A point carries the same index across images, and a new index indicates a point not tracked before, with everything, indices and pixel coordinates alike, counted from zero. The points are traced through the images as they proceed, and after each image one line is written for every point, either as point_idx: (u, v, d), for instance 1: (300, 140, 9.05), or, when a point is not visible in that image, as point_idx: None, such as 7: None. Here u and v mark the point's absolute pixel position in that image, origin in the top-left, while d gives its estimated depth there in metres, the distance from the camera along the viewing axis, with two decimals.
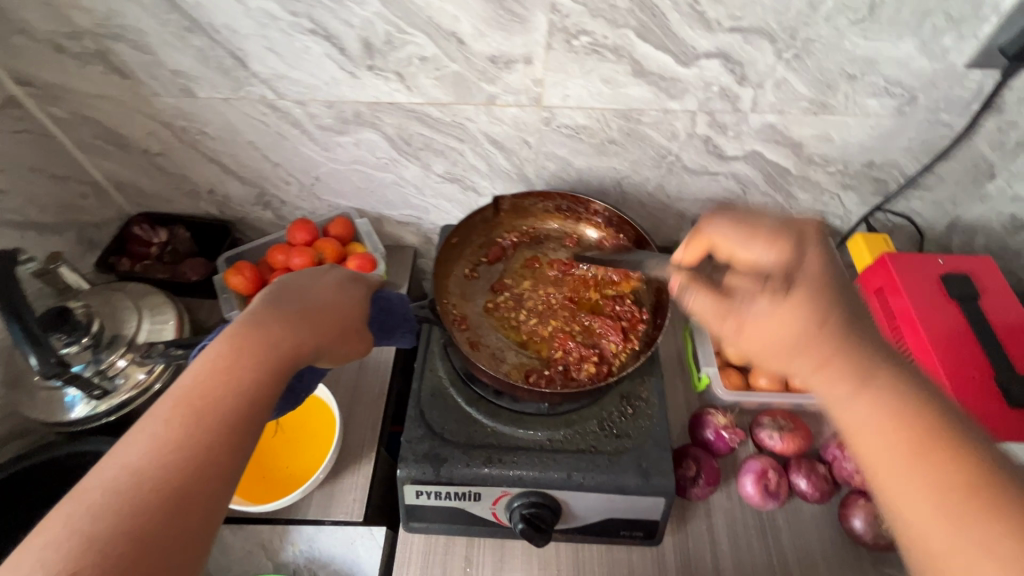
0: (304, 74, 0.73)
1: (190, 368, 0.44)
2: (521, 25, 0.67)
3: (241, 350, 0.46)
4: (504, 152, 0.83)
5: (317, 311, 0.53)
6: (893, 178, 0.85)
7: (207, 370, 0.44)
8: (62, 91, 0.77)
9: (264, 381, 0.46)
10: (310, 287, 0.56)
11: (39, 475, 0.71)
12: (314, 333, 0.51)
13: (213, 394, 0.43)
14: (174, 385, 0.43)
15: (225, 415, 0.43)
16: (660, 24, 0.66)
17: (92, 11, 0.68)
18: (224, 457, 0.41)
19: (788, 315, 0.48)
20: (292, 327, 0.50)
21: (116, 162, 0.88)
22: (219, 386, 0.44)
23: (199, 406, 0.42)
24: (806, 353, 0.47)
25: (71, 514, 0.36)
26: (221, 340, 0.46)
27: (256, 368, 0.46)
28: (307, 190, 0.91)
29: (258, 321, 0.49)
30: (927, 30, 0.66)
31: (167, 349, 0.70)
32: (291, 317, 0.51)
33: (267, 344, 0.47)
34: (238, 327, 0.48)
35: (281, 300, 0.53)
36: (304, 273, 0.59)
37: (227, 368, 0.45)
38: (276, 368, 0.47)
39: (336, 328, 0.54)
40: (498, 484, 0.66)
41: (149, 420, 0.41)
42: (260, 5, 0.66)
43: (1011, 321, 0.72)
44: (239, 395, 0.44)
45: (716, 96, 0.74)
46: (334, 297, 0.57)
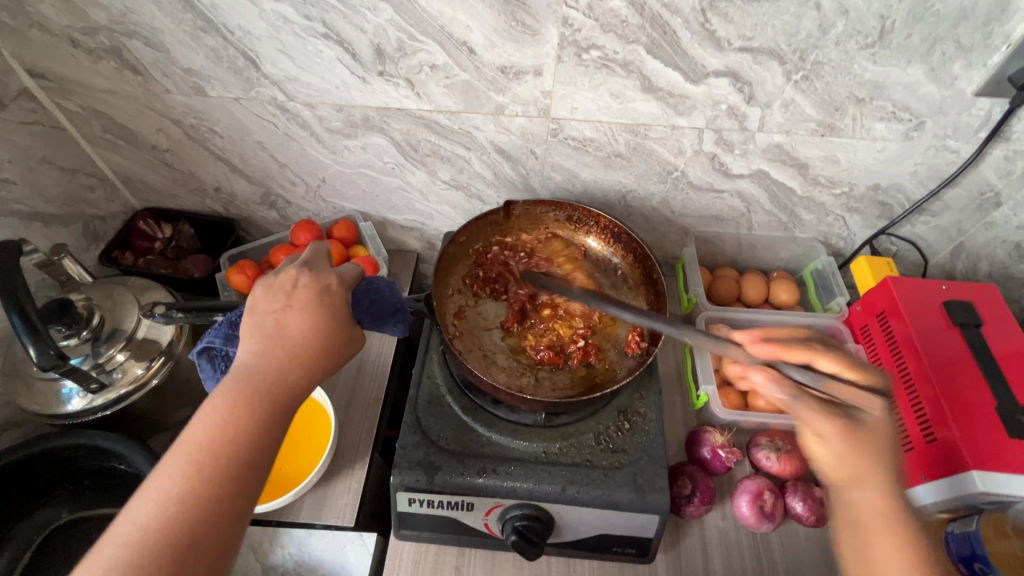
0: (315, 77, 0.74)
1: (192, 424, 0.48)
2: (532, 38, 0.67)
3: (239, 403, 0.50)
4: (511, 162, 0.83)
5: (303, 344, 0.54)
6: (898, 203, 0.85)
7: (210, 426, 0.48)
8: (74, 85, 0.78)
9: (264, 427, 0.50)
10: (287, 314, 0.56)
11: (29, 466, 0.70)
12: (304, 370, 0.54)
13: (217, 447, 0.47)
14: (181, 439, 0.47)
15: (227, 464, 0.47)
16: (670, 41, 0.67)
17: (109, 8, 0.69)
18: (233, 501, 0.46)
19: (872, 435, 0.57)
20: (283, 371, 0.53)
21: (124, 156, 0.88)
22: (221, 439, 0.48)
23: (204, 458, 0.46)
24: (870, 465, 0.55)
25: (88, 567, 0.40)
26: (223, 393, 0.50)
27: (256, 417, 0.50)
28: (313, 192, 0.92)
29: (252, 370, 0.52)
30: (936, 57, 0.66)
31: (167, 311, 0.64)
32: (281, 357, 0.53)
33: (262, 393, 0.51)
34: (233, 379, 0.51)
35: (267, 340, 0.54)
36: (277, 290, 0.58)
37: (227, 421, 0.48)
38: (275, 412, 0.51)
39: (323, 357, 0.55)
40: (491, 495, 0.66)
41: (158, 475, 0.45)
42: (275, 8, 0.67)
43: (1012, 350, 0.71)
44: (240, 445, 0.48)
45: (723, 114, 0.74)
46: (314, 320, 0.56)
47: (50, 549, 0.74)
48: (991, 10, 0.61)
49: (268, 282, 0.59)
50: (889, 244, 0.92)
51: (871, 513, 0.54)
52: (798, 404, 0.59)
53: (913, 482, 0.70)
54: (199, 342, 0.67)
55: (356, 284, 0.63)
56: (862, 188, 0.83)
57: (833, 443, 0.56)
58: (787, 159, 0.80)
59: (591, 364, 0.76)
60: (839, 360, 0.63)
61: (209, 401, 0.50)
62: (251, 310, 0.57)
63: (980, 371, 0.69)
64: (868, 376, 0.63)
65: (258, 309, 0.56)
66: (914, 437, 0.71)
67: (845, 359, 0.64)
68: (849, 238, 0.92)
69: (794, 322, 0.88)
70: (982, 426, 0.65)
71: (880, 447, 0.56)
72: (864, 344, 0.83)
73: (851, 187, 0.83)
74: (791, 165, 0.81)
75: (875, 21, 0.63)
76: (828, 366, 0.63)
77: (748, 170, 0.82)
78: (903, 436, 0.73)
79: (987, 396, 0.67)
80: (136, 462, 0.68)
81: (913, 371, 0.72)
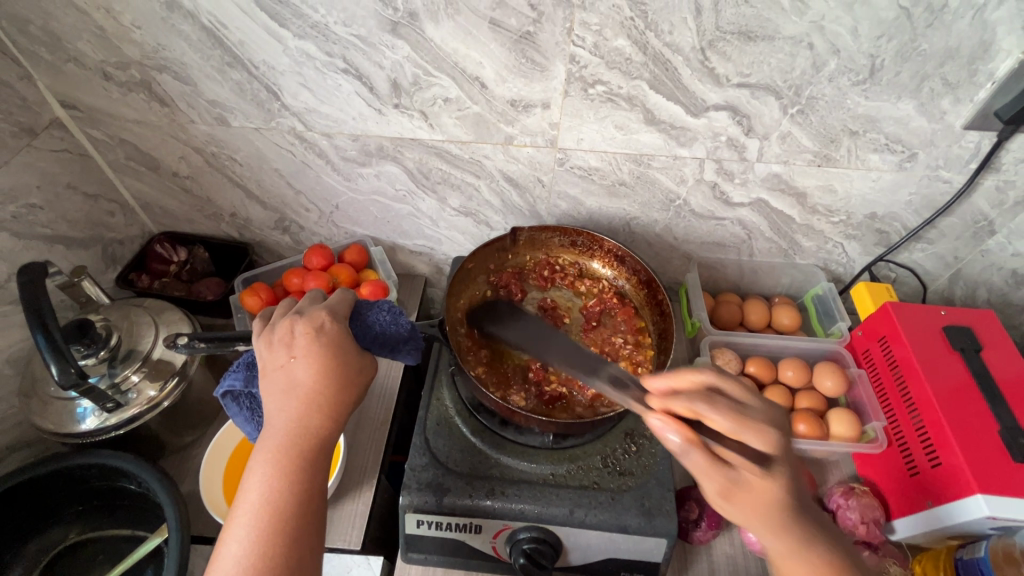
0: (334, 109, 0.78)
1: (246, 489, 0.52)
2: (541, 73, 0.71)
3: (278, 465, 0.53)
4: (519, 190, 0.86)
5: (317, 391, 0.56)
6: (895, 231, 0.87)
7: (259, 491, 0.51)
8: (102, 115, 0.82)
9: (305, 480, 0.53)
10: (295, 366, 0.56)
11: (41, 486, 0.71)
12: (325, 417, 0.55)
13: (269, 509, 0.51)
14: (241, 506, 0.51)
15: (288, 518, 0.51)
16: (672, 77, 0.70)
17: (141, 45, 0.73)
18: (294, 556, 0.49)
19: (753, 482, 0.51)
20: (306, 419, 0.55)
21: (146, 183, 0.92)
22: (271, 501, 0.51)
23: (266, 517, 0.50)
24: (766, 522, 0.51)
25: None
26: (263, 455, 0.53)
27: (300, 468, 0.53)
28: (326, 217, 0.95)
29: (280, 429, 0.54)
30: (925, 92, 0.70)
31: (189, 341, 0.65)
32: (301, 410, 0.55)
33: (294, 449, 0.54)
34: (266, 441, 0.54)
35: (284, 396, 0.55)
36: (278, 345, 0.58)
37: (272, 483, 0.52)
38: (313, 458, 0.54)
39: (339, 400, 0.57)
40: (500, 517, 0.66)
41: (229, 542, 0.49)
42: (299, 46, 0.71)
43: (1015, 376, 0.72)
44: (293, 497, 0.52)
45: (723, 145, 0.78)
46: (322, 366, 0.56)
47: (59, 569, 0.74)
48: (975, 50, 0.65)
49: (268, 338, 0.59)
50: (887, 271, 0.94)
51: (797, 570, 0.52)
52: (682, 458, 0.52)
53: (921, 507, 0.70)
54: (221, 386, 0.64)
55: (348, 315, 0.63)
56: (859, 217, 0.86)
57: (730, 504, 0.51)
58: (786, 188, 0.83)
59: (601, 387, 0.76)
60: (733, 413, 0.52)
61: (253, 466, 0.53)
62: (262, 370, 0.57)
63: (981, 397, 0.70)
64: (767, 433, 0.52)
65: (267, 367, 0.57)
66: (919, 461, 0.71)
67: (741, 409, 0.53)
68: (849, 265, 0.94)
69: (794, 347, 0.90)
70: (986, 452, 0.66)
71: (768, 510, 0.51)
72: (867, 369, 0.84)
73: (849, 215, 0.86)
74: (789, 194, 0.84)
75: (865, 60, 0.67)
76: (719, 421, 0.51)
77: (748, 199, 0.85)
78: (908, 461, 0.73)
79: (990, 420, 0.68)
80: (146, 480, 0.69)
81: (916, 396, 0.73)
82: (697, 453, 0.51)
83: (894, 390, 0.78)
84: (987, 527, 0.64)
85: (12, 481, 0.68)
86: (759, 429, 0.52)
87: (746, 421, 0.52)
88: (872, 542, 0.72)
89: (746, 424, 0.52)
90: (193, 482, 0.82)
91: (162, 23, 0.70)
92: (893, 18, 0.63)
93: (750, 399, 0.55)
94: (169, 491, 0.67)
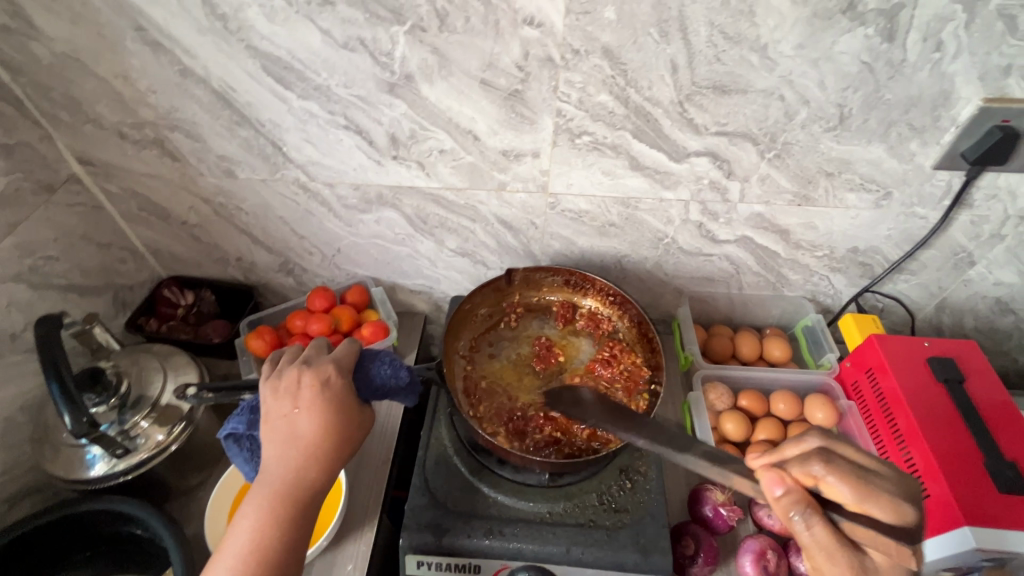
0: (335, 161, 0.82)
1: (238, 529, 0.55)
2: (530, 126, 0.76)
3: (269, 514, 0.56)
4: (513, 232, 0.90)
5: (315, 447, 0.58)
6: (878, 263, 0.90)
7: (247, 537, 0.55)
8: (117, 170, 0.86)
9: (292, 532, 0.56)
10: (297, 419, 0.59)
11: (53, 532, 0.73)
12: (321, 471, 0.58)
13: (254, 558, 0.54)
14: (231, 545, 0.55)
15: (271, 564, 0.54)
16: (653, 127, 0.75)
17: (156, 107, 0.78)
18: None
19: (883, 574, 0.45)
20: (302, 470, 0.57)
21: (156, 232, 0.96)
22: (259, 551, 0.54)
23: (252, 561, 0.54)
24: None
25: None
26: (258, 500, 0.56)
27: (289, 517, 0.56)
28: (328, 260, 0.98)
29: (274, 478, 0.57)
30: (893, 137, 0.73)
31: (198, 392, 0.69)
32: (297, 461, 0.57)
33: (287, 500, 0.56)
34: (261, 488, 0.57)
35: (283, 446, 0.58)
36: (284, 394, 0.60)
37: (260, 533, 0.55)
38: (304, 507, 0.57)
39: (336, 455, 0.59)
40: (498, 556, 0.68)
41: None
42: (303, 105, 0.76)
43: (998, 406, 0.74)
44: (278, 543, 0.55)
45: (706, 188, 0.81)
46: (323, 421, 0.59)
47: None
48: (937, 98, 0.69)
49: (275, 385, 0.61)
50: (874, 301, 0.97)
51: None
52: (803, 537, 0.46)
53: None
54: (225, 427, 0.66)
55: (352, 366, 0.65)
56: (842, 251, 0.89)
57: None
58: (769, 226, 0.86)
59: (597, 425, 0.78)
60: (862, 484, 0.47)
61: (247, 509, 0.56)
62: (266, 416, 0.60)
63: (966, 427, 0.72)
64: (900, 508, 0.46)
65: (271, 414, 0.60)
66: None
67: (869, 480, 0.47)
68: (836, 296, 0.97)
69: (786, 379, 0.92)
70: (972, 482, 0.67)
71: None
72: (857, 402, 0.86)
73: (832, 250, 0.89)
74: (773, 232, 0.87)
75: (834, 109, 0.71)
76: (841, 490, 0.47)
77: (734, 236, 0.88)
78: None
79: (975, 451, 0.70)
80: (153, 526, 0.71)
81: (905, 428, 0.75)
82: (811, 532, 0.46)
83: (883, 423, 0.79)
84: (978, 559, 0.65)
85: (29, 525, 0.71)
86: (894, 503, 0.46)
87: (887, 498, 0.46)
88: None
89: (878, 496, 0.46)
90: (198, 525, 0.83)
91: (176, 87, 0.75)
92: (856, 71, 0.67)
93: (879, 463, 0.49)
94: (176, 536, 0.69)
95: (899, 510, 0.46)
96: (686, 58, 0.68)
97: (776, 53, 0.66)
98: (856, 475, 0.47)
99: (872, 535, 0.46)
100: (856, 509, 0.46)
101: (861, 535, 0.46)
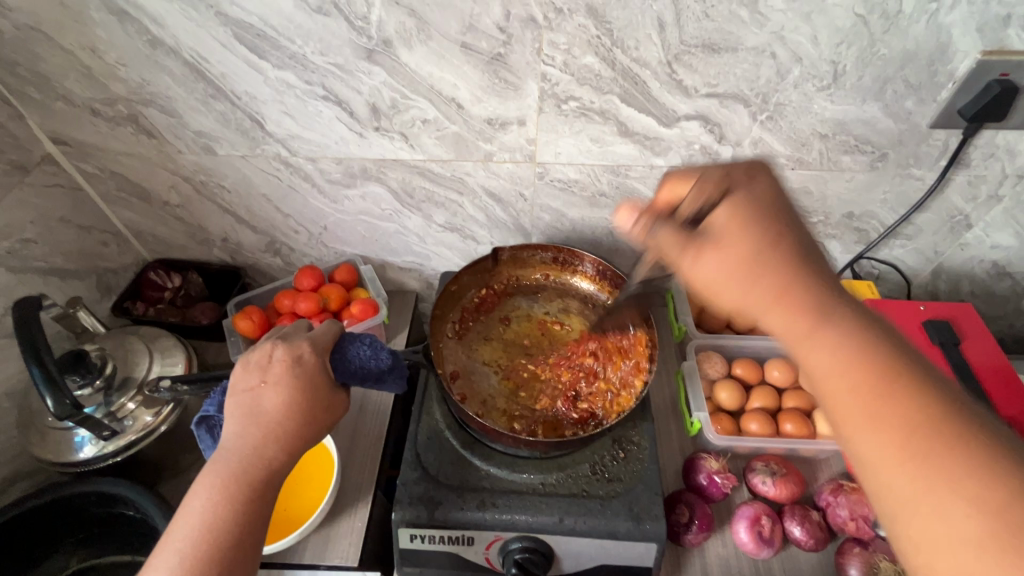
0: (316, 135, 0.80)
1: (188, 510, 0.52)
2: (515, 92, 0.73)
3: (223, 492, 0.53)
4: (501, 205, 0.88)
5: (278, 422, 0.56)
6: (873, 228, 0.89)
7: (195, 518, 0.51)
8: (92, 150, 0.84)
9: (246, 512, 0.53)
10: (263, 392, 0.57)
11: (43, 515, 0.72)
12: (281, 450, 0.56)
13: (203, 539, 0.50)
14: (180, 528, 0.51)
15: (223, 542, 0.51)
16: (642, 90, 0.72)
17: (127, 81, 0.75)
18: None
19: (749, 229, 0.48)
20: (262, 447, 0.55)
21: (137, 213, 0.94)
22: (209, 531, 0.51)
23: (203, 541, 0.50)
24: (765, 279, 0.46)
25: None
26: (211, 479, 0.53)
27: (243, 496, 0.53)
28: (315, 239, 0.96)
29: (231, 454, 0.55)
30: (889, 95, 0.71)
31: (171, 384, 0.69)
32: (257, 438, 0.55)
33: (244, 479, 0.54)
34: (216, 467, 0.54)
35: (244, 421, 0.56)
36: (254, 367, 0.59)
37: (212, 513, 0.51)
38: (262, 486, 0.54)
39: (300, 433, 0.57)
40: (491, 529, 0.67)
41: (161, 562, 0.49)
42: (279, 75, 0.73)
43: (994, 367, 0.73)
44: (230, 520, 0.52)
45: (698, 153, 0.79)
46: (289, 397, 0.57)
47: None
48: (934, 52, 0.67)
49: (246, 358, 0.60)
50: (870, 268, 0.96)
51: (827, 350, 0.43)
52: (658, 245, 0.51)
53: None
54: (198, 412, 0.65)
55: (331, 346, 0.64)
56: (837, 216, 0.87)
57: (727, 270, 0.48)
58: None
59: (588, 404, 0.77)
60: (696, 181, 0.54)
61: (199, 489, 0.53)
62: (232, 388, 0.59)
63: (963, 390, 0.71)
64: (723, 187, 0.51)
65: (238, 387, 0.58)
66: None
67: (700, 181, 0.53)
68: (831, 263, 0.96)
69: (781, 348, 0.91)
70: None
71: (765, 257, 0.47)
72: None
73: (827, 215, 0.87)
74: None
75: (827, 66, 0.69)
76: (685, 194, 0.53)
77: None
78: None
79: None
80: (145, 507, 0.70)
81: None
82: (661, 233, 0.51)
83: None
84: None
85: (17, 508, 0.70)
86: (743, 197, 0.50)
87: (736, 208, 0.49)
88: (861, 539, 0.74)
89: (716, 183, 0.52)
90: None
91: (146, 59, 0.72)
92: (850, 25, 0.65)
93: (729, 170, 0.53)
94: (166, 518, 0.69)
95: (725, 188, 0.51)
96: (673, 15, 0.65)
97: (767, 7, 0.64)
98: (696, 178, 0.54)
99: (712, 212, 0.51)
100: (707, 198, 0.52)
101: (673, 234, 0.50)
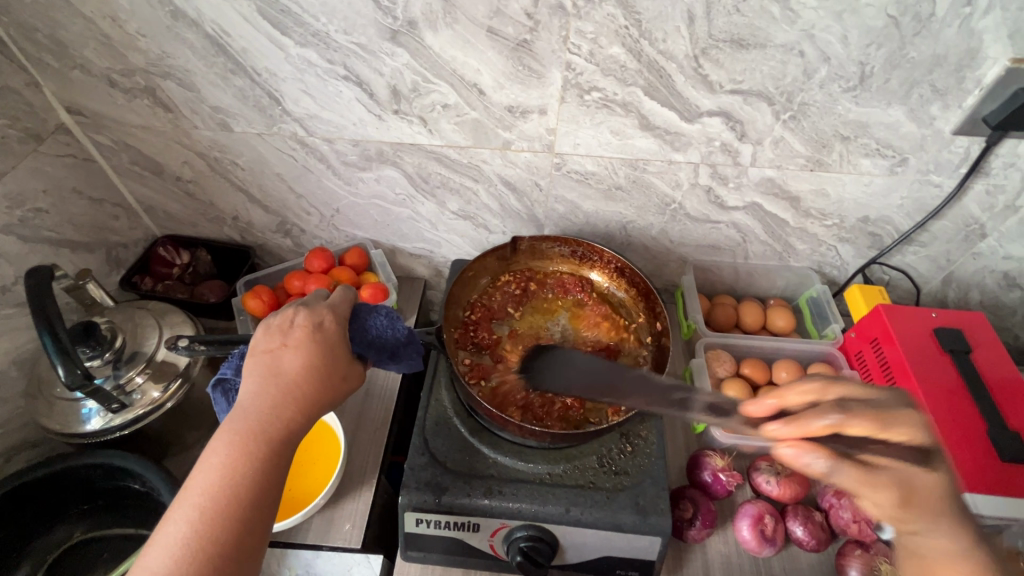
0: (334, 115, 0.79)
1: (205, 465, 0.52)
2: (538, 80, 0.73)
3: (241, 450, 0.52)
4: (516, 194, 0.87)
5: (296, 386, 0.56)
6: (887, 234, 0.89)
7: (211, 475, 0.51)
8: (107, 121, 0.83)
9: (262, 472, 0.52)
10: (283, 355, 0.57)
11: (48, 485, 0.72)
12: (299, 413, 0.56)
13: (219, 497, 0.50)
14: (197, 483, 0.51)
15: (240, 499, 0.51)
16: (666, 83, 0.72)
17: (146, 52, 0.74)
18: (237, 547, 0.49)
19: (920, 486, 0.52)
20: (280, 408, 0.55)
21: (149, 186, 0.93)
22: (225, 489, 0.51)
23: (220, 498, 0.50)
24: (922, 517, 0.51)
25: None
26: (229, 439, 0.53)
27: (260, 457, 0.53)
28: (326, 221, 0.96)
29: (248, 415, 0.54)
30: (914, 99, 0.71)
31: (189, 343, 0.67)
32: (275, 399, 0.55)
33: (262, 438, 0.53)
34: (234, 426, 0.54)
35: (263, 382, 0.56)
36: (276, 331, 0.59)
37: (228, 470, 0.51)
38: (279, 447, 0.54)
39: (317, 398, 0.57)
40: (497, 516, 0.68)
41: (178, 514, 0.50)
42: (300, 53, 0.72)
43: (1003, 377, 0.74)
44: (247, 479, 0.51)
45: (717, 150, 0.79)
46: (308, 362, 0.57)
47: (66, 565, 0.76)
48: (963, 57, 0.66)
49: (268, 323, 0.60)
50: (881, 273, 0.96)
51: None
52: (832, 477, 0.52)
53: None
54: (214, 374, 0.65)
55: (349, 317, 0.64)
56: (852, 220, 0.87)
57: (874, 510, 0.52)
58: (779, 192, 0.84)
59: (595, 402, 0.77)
60: (867, 417, 0.54)
61: (217, 446, 0.53)
62: (252, 349, 0.59)
63: (973, 399, 0.71)
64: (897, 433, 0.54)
65: (257, 348, 0.58)
66: None
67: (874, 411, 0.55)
68: (843, 267, 0.95)
69: (790, 349, 0.91)
70: (974, 452, 0.68)
71: (928, 500, 0.51)
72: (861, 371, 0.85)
73: (842, 219, 0.87)
74: (783, 198, 0.85)
75: (855, 67, 0.68)
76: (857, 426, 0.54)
77: (743, 203, 0.86)
78: None
79: (979, 421, 0.70)
80: (151, 480, 0.70)
81: None
82: (842, 475, 0.52)
83: None
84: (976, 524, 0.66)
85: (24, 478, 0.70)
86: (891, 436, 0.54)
87: (883, 429, 0.54)
88: (863, 541, 0.74)
89: (887, 423, 0.54)
90: None
91: (167, 30, 0.71)
92: (881, 26, 0.64)
93: (876, 393, 0.58)
94: (172, 493, 0.69)
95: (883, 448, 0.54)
96: (703, 8, 0.64)
97: (799, 4, 0.63)
98: (871, 411, 0.55)
99: (870, 476, 0.52)
100: (878, 440, 0.54)
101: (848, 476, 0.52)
